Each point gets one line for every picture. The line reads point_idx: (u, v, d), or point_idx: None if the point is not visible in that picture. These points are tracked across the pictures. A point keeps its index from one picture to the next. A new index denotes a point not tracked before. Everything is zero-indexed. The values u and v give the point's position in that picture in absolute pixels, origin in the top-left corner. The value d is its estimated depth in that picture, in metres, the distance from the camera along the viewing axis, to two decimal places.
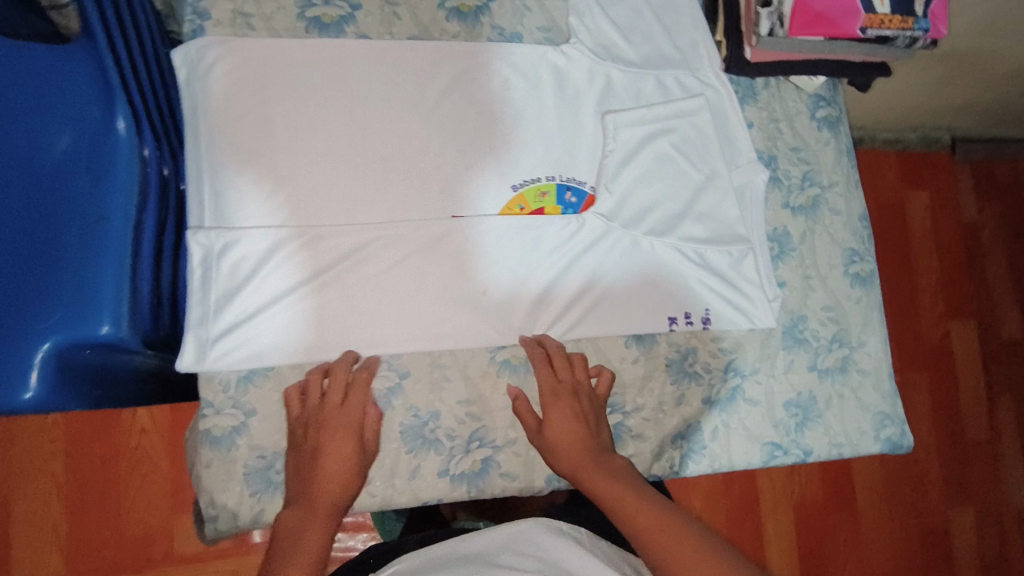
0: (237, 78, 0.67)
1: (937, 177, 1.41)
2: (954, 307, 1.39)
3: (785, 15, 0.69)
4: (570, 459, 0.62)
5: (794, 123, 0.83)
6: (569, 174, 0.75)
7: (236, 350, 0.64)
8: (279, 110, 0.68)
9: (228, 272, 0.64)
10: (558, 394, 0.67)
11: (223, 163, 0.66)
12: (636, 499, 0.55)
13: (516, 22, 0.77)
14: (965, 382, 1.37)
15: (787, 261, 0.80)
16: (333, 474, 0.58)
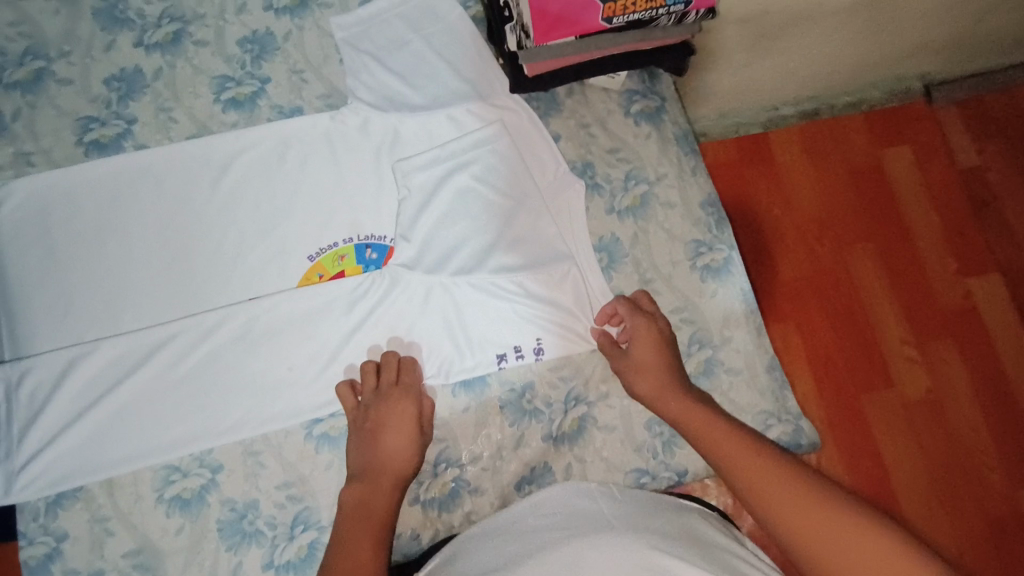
0: (23, 214, 0.70)
1: (910, 123, 1.15)
2: (971, 262, 1.09)
3: (527, 25, 0.66)
4: (651, 385, 0.64)
5: (606, 123, 0.79)
6: (367, 232, 0.74)
7: (41, 475, 0.65)
8: (64, 234, 0.70)
9: (28, 401, 0.66)
10: (641, 322, 0.68)
11: (15, 297, 0.69)
12: (727, 427, 0.56)
13: (295, 95, 0.77)
14: (1009, 348, 1.05)
15: (623, 269, 0.74)
16: (391, 444, 0.63)
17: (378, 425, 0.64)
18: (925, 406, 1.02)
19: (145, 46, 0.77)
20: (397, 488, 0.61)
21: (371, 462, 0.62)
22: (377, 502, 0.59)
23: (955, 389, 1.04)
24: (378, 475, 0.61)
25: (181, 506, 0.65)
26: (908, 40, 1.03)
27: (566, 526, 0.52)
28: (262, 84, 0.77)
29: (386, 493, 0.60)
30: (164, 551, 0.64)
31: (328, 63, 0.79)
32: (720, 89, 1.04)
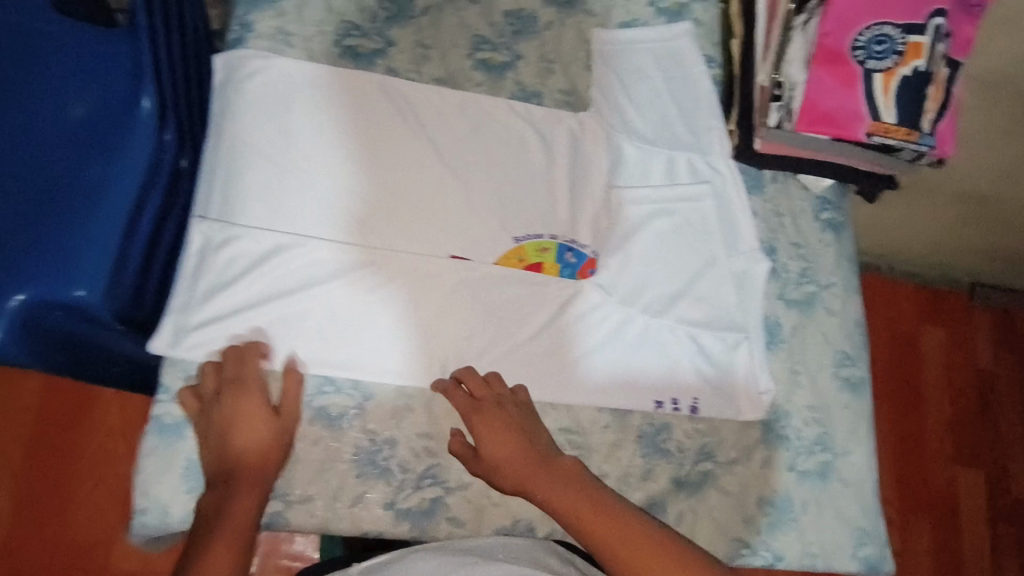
0: (269, 89, 0.70)
1: (954, 315, 1.24)
2: (967, 456, 1.19)
3: (794, 110, 0.72)
4: (513, 475, 0.62)
5: (797, 219, 0.84)
6: (570, 237, 0.77)
7: (209, 342, 0.63)
8: (301, 122, 0.71)
9: (221, 266, 0.65)
10: (480, 416, 0.65)
11: (235, 164, 0.68)
12: (590, 511, 0.57)
13: (539, 81, 0.80)
14: (969, 540, 1.15)
15: (776, 353, 0.78)
16: (245, 443, 0.59)
17: (240, 444, 0.59)
18: None
19: None
20: (255, 491, 0.57)
21: (234, 462, 0.58)
22: (239, 503, 0.56)
23: (913, 559, 1.12)
24: (235, 478, 0.58)
25: (326, 420, 0.66)
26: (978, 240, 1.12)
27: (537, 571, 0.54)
28: (515, 58, 0.80)
29: (248, 497, 0.57)
30: (297, 456, 0.64)
31: (578, 65, 0.82)
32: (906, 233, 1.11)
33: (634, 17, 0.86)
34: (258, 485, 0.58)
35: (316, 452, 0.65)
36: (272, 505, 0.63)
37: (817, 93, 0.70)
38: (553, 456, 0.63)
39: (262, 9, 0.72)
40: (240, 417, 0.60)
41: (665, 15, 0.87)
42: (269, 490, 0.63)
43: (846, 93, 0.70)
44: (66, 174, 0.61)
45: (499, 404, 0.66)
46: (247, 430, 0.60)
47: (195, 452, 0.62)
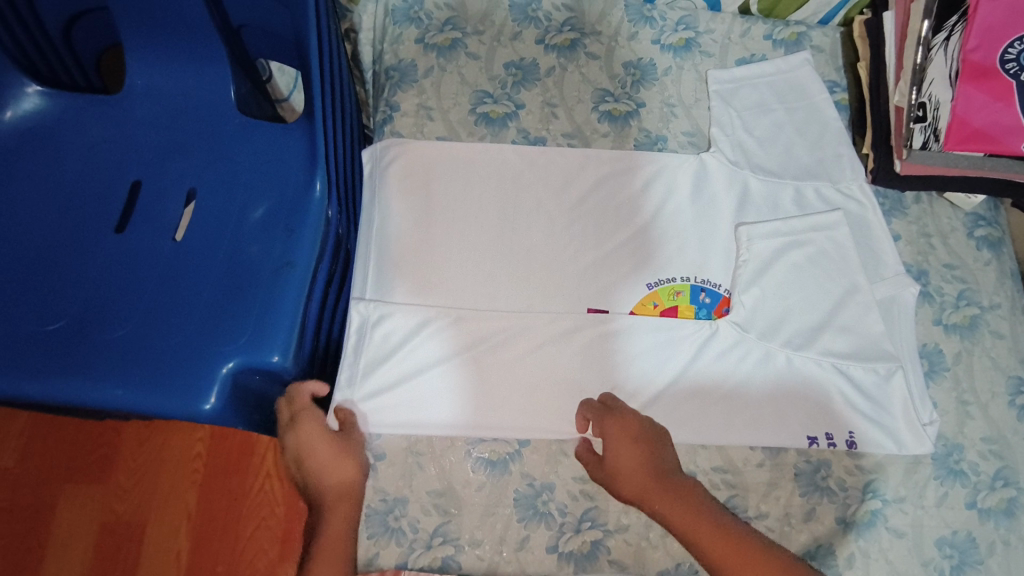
0: (408, 173, 0.78)
1: None
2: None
3: (941, 129, 0.70)
4: (632, 487, 0.60)
5: (948, 239, 0.80)
6: (704, 276, 0.77)
7: (375, 408, 0.69)
8: (440, 195, 0.77)
9: (379, 341, 0.71)
10: (607, 421, 0.66)
11: (387, 241, 0.75)
12: (715, 532, 0.54)
13: (663, 125, 0.83)
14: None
15: (939, 382, 0.74)
16: (327, 462, 0.62)
17: (328, 472, 0.61)
18: None
19: (545, 45, 0.85)
20: (345, 508, 0.59)
21: (321, 489, 0.61)
22: (332, 525, 0.58)
23: None
24: (325, 496, 0.60)
25: (487, 465, 0.69)
26: None
27: None
28: (638, 106, 0.83)
29: (342, 516, 0.59)
30: (463, 501, 0.68)
31: (699, 105, 0.84)
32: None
33: (750, 52, 0.88)
34: (345, 500, 0.60)
35: (480, 497, 0.69)
36: (444, 549, 0.67)
37: (966, 111, 0.68)
38: (675, 474, 0.60)
39: (405, 90, 0.81)
40: (326, 453, 0.63)
41: (781, 46, 0.88)
42: (439, 534, 0.67)
43: (999, 108, 0.67)
44: (255, 253, 0.69)
45: (632, 415, 0.66)
46: (335, 464, 0.62)
47: (373, 500, 0.68)
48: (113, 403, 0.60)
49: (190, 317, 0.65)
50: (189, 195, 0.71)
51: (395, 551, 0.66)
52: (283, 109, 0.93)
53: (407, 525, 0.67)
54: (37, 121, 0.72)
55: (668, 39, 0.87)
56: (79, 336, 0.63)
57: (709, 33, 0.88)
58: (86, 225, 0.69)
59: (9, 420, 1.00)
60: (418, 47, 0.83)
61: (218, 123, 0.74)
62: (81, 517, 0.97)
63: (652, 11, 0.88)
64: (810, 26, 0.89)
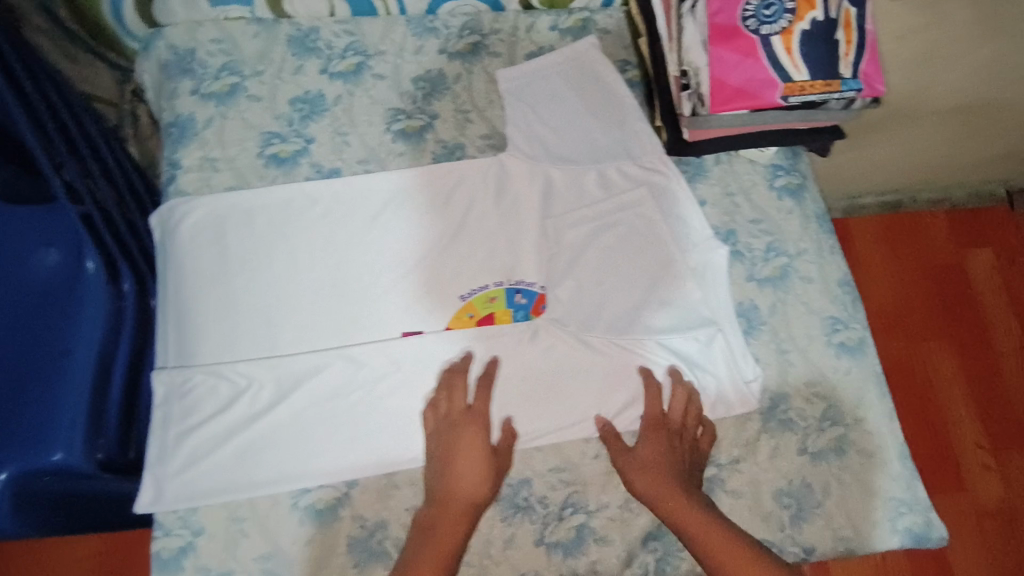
0: (199, 230, 0.74)
1: (993, 232, 1.34)
2: (972, 365, 1.26)
3: (704, 94, 0.69)
4: (654, 488, 0.64)
5: (750, 195, 0.81)
6: (517, 278, 0.78)
7: (188, 483, 0.66)
8: (236, 246, 0.74)
9: (184, 411, 0.68)
10: (652, 426, 0.68)
11: (183, 303, 0.71)
12: (716, 529, 0.60)
13: (459, 133, 0.81)
14: (974, 446, 1.21)
15: (759, 336, 0.75)
16: (466, 473, 0.64)
17: (457, 487, 0.63)
18: (994, 512, 1.17)
19: (329, 73, 0.81)
20: (466, 519, 0.62)
21: (444, 492, 0.63)
22: (443, 534, 0.61)
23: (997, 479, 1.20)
24: (450, 505, 0.63)
25: (314, 516, 0.67)
26: (992, 157, 1.20)
27: None
28: (431, 119, 0.81)
29: (454, 528, 0.61)
30: (294, 559, 0.65)
31: (492, 107, 0.83)
32: (835, 163, 1.16)
33: (538, 46, 0.86)
34: (465, 516, 0.62)
35: (311, 551, 0.66)
36: None
37: (721, 72, 0.68)
38: (691, 485, 0.65)
39: (185, 144, 0.77)
40: (463, 462, 0.65)
41: (569, 35, 0.87)
42: None
43: (750, 64, 0.68)
44: (37, 346, 0.68)
45: (681, 432, 0.69)
46: (466, 472, 0.64)
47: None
48: None
49: None
50: None
51: None
52: None
53: None
54: None
55: (454, 46, 0.85)
56: None
57: (496, 34, 0.86)
58: None
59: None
60: (193, 99, 0.78)
61: None
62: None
63: (435, 22, 0.85)
64: (593, 11, 0.88)
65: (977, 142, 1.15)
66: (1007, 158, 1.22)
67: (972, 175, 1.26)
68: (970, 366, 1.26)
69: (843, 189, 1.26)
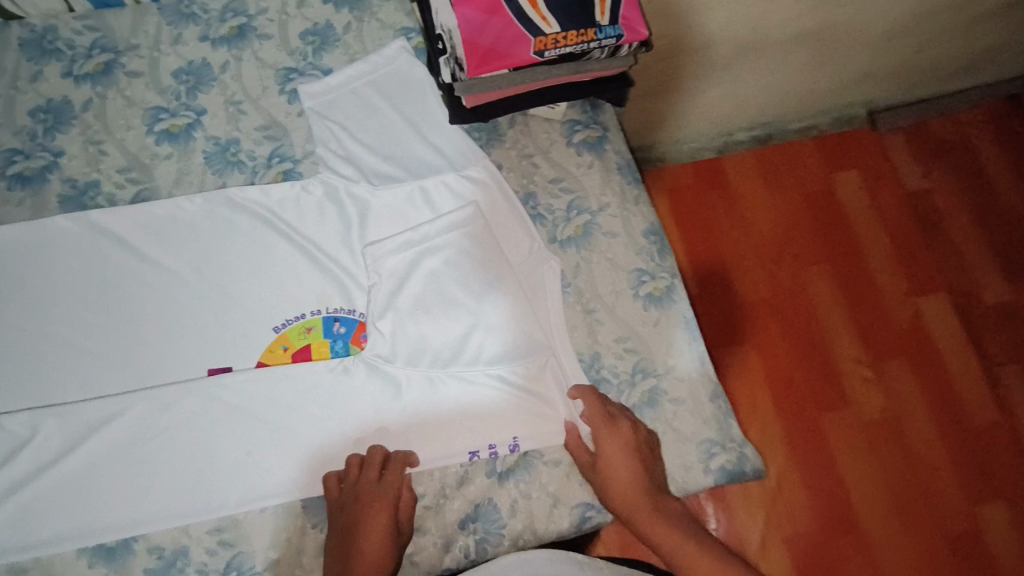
0: None
1: (862, 152, 1.31)
2: (849, 285, 1.23)
3: (460, 58, 0.66)
4: (625, 502, 0.64)
5: (549, 153, 0.79)
6: (309, 271, 0.72)
7: None
8: None
9: None
10: (613, 426, 0.67)
11: None
12: (689, 541, 0.60)
13: (232, 127, 0.76)
14: (854, 363, 1.18)
15: (565, 298, 0.74)
16: (370, 554, 0.59)
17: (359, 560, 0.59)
18: (881, 425, 1.15)
19: (74, 76, 0.75)
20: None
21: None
22: None
23: (894, 400, 1.16)
24: None
25: (103, 556, 0.61)
26: (842, 79, 1.17)
27: None
28: (197, 115, 0.76)
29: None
30: None
31: (267, 94, 0.78)
32: (654, 106, 1.09)
33: (312, 22, 0.81)
34: None
35: None
36: None
37: (471, 33, 0.65)
38: (662, 493, 0.65)
39: None
40: (366, 537, 0.60)
41: (346, 7, 0.82)
42: None
43: (499, 22, 0.65)
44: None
45: (629, 431, 0.67)
46: (368, 544, 0.60)
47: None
48: None
49: None
50: None
51: None
52: None
53: None
54: None
55: (217, 32, 0.78)
56: None
57: (263, 14, 0.80)
58: None
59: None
60: None
61: None
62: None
63: (191, 7, 0.79)
64: None
65: (792, 76, 1.12)
66: (827, 93, 1.21)
67: (832, 98, 1.23)
68: (853, 287, 1.23)
69: (671, 132, 1.20)
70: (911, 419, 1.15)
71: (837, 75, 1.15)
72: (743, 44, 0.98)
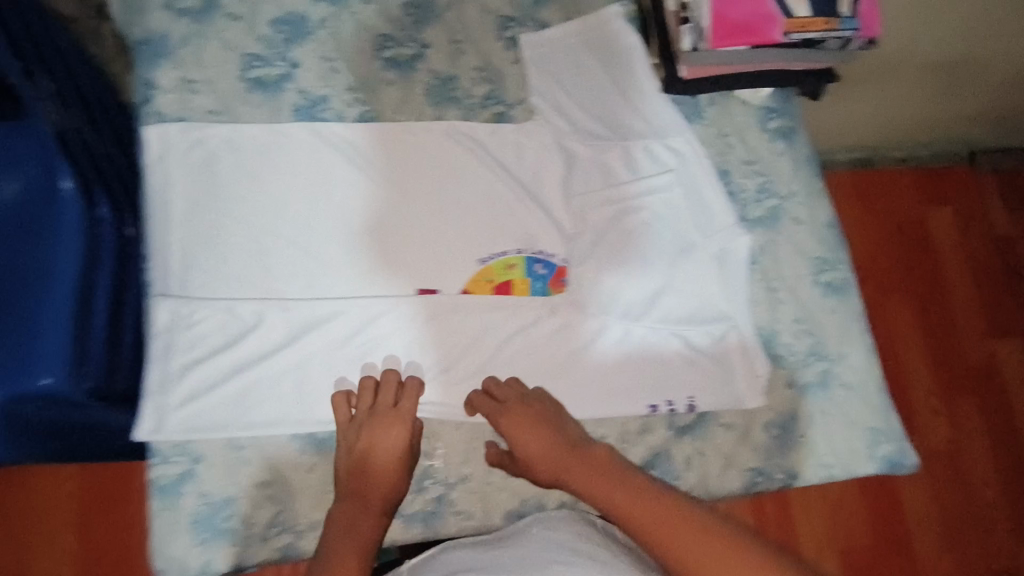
0: (190, 160, 0.71)
1: (956, 189, 1.29)
2: (930, 318, 1.23)
3: (704, 29, 0.69)
4: (550, 469, 0.60)
5: (745, 136, 0.81)
6: (517, 213, 0.76)
7: (190, 421, 0.65)
8: (227, 178, 0.71)
9: (186, 345, 0.67)
10: (517, 406, 0.65)
11: (166, 230, 0.69)
12: (643, 505, 0.51)
13: (453, 64, 0.78)
14: (925, 395, 1.18)
15: (751, 275, 0.77)
16: (381, 470, 0.62)
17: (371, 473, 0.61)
18: (945, 457, 1.16)
19: None
20: (379, 516, 0.59)
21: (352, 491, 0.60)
22: (365, 527, 0.57)
23: (961, 433, 1.17)
24: (366, 496, 0.60)
25: (314, 445, 0.67)
26: (961, 110, 1.16)
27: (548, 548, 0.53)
28: (422, 48, 0.78)
29: (373, 519, 0.58)
30: (296, 486, 0.66)
31: (488, 38, 0.80)
32: None
33: None
34: (382, 512, 0.59)
35: (314, 477, 0.67)
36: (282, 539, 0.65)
37: (723, 6, 0.68)
38: (585, 444, 0.60)
39: (161, 64, 0.72)
40: (377, 454, 0.62)
41: None
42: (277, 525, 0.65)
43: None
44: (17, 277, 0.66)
45: (522, 401, 0.66)
46: (377, 460, 0.62)
47: (197, 505, 0.63)
48: None
49: None
50: None
51: (231, 551, 0.64)
52: None
53: (239, 523, 0.64)
54: None
55: None
56: None
57: None
58: None
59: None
60: (167, 14, 0.74)
61: None
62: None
63: None
64: None
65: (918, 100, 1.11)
66: (939, 123, 1.19)
67: (940, 129, 1.21)
68: (935, 322, 1.23)
69: None
70: (977, 458, 1.16)
71: (958, 105, 1.14)
72: (881, 58, 0.98)
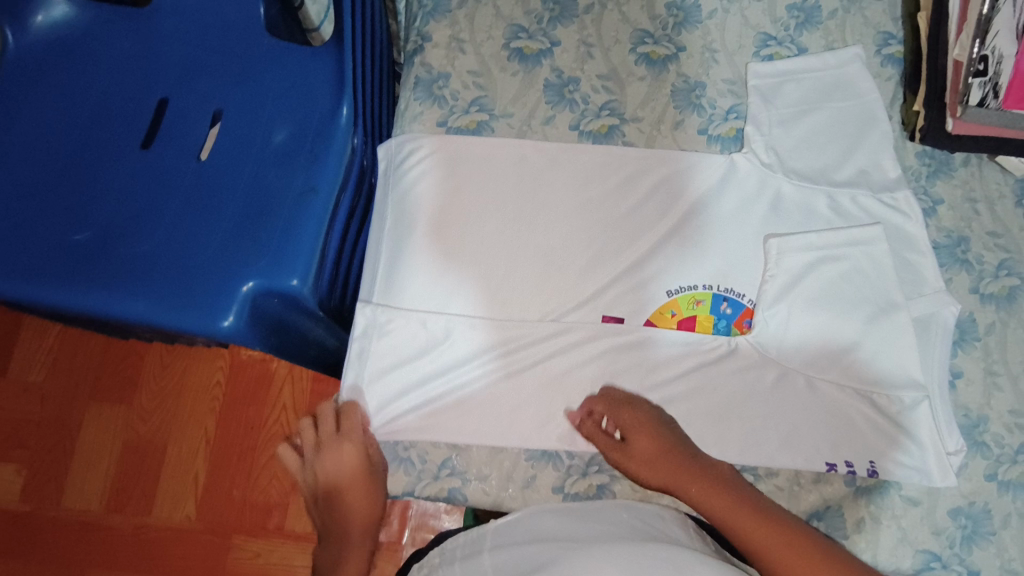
0: (425, 177, 0.75)
1: None
2: None
3: (1000, 86, 0.66)
4: (660, 474, 0.62)
5: (995, 205, 0.76)
6: (736, 231, 0.74)
7: (387, 424, 0.68)
8: (454, 199, 0.74)
9: (383, 352, 0.69)
10: (621, 411, 0.66)
11: (397, 237, 0.73)
12: (755, 515, 0.56)
13: (703, 72, 0.79)
14: None
15: (969, 351, 0.72)
16: (341, 511, 0.66)
17: (341, 509, 0.66)
18: None
19: None
20: (367, 542, 0.66)
21: (342, 524, 0.66)
22: (350, 566, 0.64)
23: None
24: (348, 534, 0.66)
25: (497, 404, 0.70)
26: None
27: (643, 535, 0.53)
28: (678, 50, 0.79)
29: (359, 553, 0.65)
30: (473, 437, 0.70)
31: (743, 52, 0.80)
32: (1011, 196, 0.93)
33: None
34: (367, 542, 0.66)
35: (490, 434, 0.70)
36: (451, 481, 0.69)
37: None
38: (700, 455, 0.63)
39: (436, 20, 0.79)
40: (344, 491, 0.67)
41: None
42: (447, 467, 0.69)
43: None
44: (275, 182, 0.69)
45: (633, 408, 0.66)
46: (350, 499, 0.66)
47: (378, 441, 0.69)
48: (134, 314, 0.62)
49: (220, 230, 0.67)
50: (215, 115, 0.71)
51: (403, 479, 0.69)
52: (314, 39, 0.89)
53: (416, 455, 0.69)
54: (67, 31, 0.72)
55: None
56: (102, 248, 0.64)
57: None
58: (113, 141, 0.69)
59: (8, 351, 1.06)
60: None
61: (246, 43, 0.74)
62: (105, 437, 1.04)
63: None
64: None
65: None
66: None
67: None
68: None
69: None
70: None
71: None
72: None
